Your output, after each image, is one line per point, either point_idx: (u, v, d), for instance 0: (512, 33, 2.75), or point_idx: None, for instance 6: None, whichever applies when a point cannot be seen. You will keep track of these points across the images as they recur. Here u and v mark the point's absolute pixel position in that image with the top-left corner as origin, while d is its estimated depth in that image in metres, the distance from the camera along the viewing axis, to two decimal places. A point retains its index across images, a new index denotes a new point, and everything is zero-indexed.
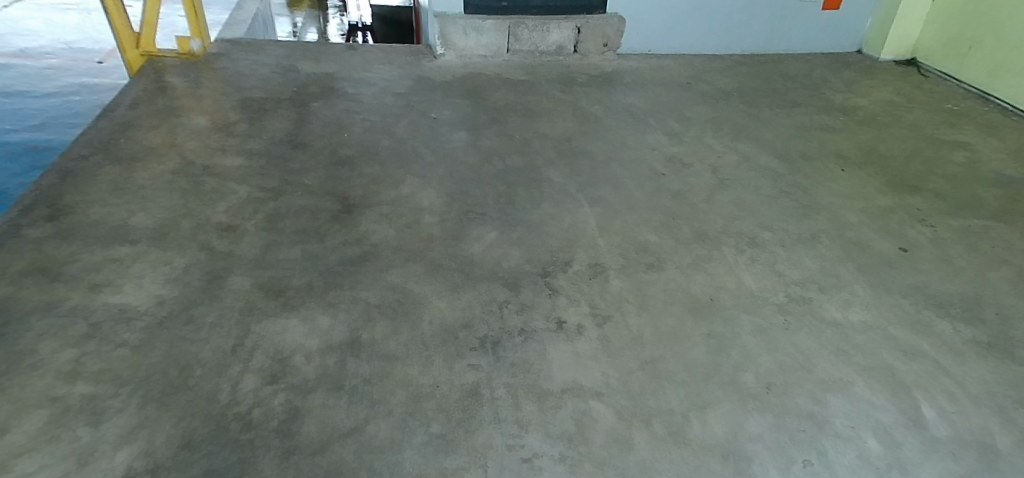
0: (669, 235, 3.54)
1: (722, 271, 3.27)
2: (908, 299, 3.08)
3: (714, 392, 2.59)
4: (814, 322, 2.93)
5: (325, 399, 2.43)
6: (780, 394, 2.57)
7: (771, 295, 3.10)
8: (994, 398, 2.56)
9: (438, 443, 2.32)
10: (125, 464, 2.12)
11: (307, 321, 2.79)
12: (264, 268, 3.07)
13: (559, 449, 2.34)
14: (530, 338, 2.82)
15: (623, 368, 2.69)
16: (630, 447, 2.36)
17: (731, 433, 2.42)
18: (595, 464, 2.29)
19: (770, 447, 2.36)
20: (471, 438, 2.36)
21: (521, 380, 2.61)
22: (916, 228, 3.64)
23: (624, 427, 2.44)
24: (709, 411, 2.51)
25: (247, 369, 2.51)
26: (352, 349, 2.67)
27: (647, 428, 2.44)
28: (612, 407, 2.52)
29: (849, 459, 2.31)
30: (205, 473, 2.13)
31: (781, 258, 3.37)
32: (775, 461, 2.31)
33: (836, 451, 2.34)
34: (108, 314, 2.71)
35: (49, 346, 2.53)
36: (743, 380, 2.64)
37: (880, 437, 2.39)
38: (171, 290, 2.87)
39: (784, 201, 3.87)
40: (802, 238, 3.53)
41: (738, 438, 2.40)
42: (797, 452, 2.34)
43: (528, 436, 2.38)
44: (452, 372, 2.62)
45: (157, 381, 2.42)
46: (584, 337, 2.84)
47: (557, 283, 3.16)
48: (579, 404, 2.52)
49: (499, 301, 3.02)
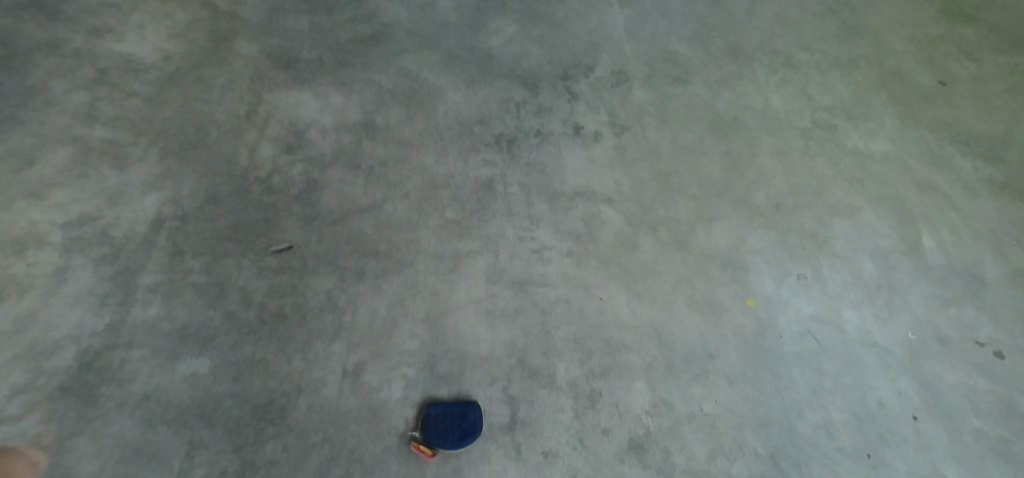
0: (699, 47, 3.16)
1: (751, 90, 3.01)
2: (934, 133, 2.88)
3: (722, 207, 2.59)
4: (835, 149, 2.80)
5: (343, 177, 2.43)
6: (788, 214, 2.57)
7: (796, 120, 2.91)
8: (994, 233, 2.52)
9: (452, 228, 2.39)
10: (155, 209, 2.22)
11: (320, 97, 2.64)
12: (271, 38, 2.78)
13: (568, 244, 2.43)
14: (546, 140, 2.73)
15: (636, 179, 2.66)
16: (635, 249, 2.46)
17: (733, 245, 2.49)
18: (601, 261, 2.41)
19: (770, 260, 2.44)
20: (484, 227, 2.42)
21: (535, 179, 2.60)
22: (963, 60, 3.20)
23: (631, 232, 2.51)
24: (716, 224, 2.54)
25: (263, 137, 2.46)
26: (367, 130, 2.59)
27: (653, 234, 2.51)
28: (622, 212, 2.55)
29: (840, 277, 2.39)
30: (232, 226, 2.23)
31: (814, 82, 3.08)
32: (771, 273, 2.41)
33: (831, 269, 2.41)
34: (114, 61, 2.56)
35: (62, 86, 2.45)
36: (753, 198, 2.62)
37: (875, 260, 2.43)
38: (176, 46, 2.65)
39: (828, 20, 3.34)
40: (838, 63, 3.16)
41: (738, 250, 2.47)
42: (793, 266, 2.42)
43: (539, 230, 2.45)
44: (467, 166, 2.59)
45: (175, 136, 2.40)
46: (601, 145, 2.74)
47: (578, 88, 2.92)
48: (589, 208, 2.55)
49: (517, 101, 2.83)
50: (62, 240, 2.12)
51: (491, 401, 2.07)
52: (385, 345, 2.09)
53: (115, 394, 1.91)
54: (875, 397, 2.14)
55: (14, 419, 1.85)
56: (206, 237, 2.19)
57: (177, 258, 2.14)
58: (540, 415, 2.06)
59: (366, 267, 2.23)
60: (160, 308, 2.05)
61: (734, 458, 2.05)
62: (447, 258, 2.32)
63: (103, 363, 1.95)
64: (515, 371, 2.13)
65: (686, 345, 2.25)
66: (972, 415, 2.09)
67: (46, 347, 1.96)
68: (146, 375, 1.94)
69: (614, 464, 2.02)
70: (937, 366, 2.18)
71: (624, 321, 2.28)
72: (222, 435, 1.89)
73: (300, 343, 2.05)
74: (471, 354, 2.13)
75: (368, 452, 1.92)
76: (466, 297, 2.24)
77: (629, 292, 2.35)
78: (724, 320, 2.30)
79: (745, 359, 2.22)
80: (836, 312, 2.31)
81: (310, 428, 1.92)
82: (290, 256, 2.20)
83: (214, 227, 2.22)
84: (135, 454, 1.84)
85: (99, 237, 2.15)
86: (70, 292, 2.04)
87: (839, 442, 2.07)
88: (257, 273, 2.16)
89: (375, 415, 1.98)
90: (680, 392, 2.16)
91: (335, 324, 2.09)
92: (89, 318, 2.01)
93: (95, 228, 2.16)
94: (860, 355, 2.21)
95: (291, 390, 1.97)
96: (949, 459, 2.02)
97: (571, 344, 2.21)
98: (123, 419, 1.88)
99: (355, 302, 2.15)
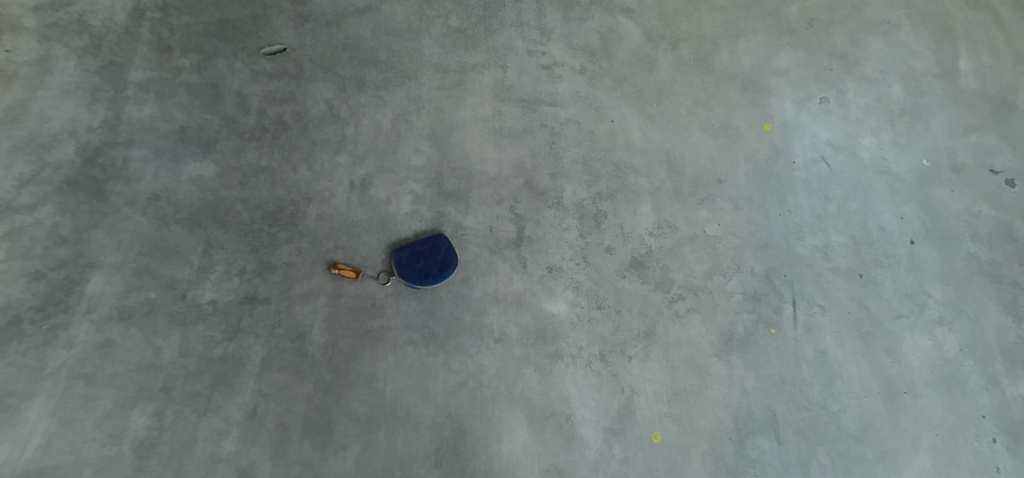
0: None
1: None
2: None
3: (750, 22, 2.37)
4: None
5: None
6: (820, 32, 2.36)
7: None
8: None
9: (457, 38, 2.20)
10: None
11: None
12: None
13: (581, 61, 2.24)
14: None
15: None
16: (653, 68, 2.27)
17: (757, 65, 2.30)
18: (615, 80, 2.23)
19: (794, 81, 2.28)
20: (491, 39, 2.22)
21: None
22: None
23: (650, 49, 2.30)
24: (742, 41, 2.33)
25: None
26: None
27: (673, 52, 2.30)
28: (641, 27, 2.33)
29: (866, 101, 2.26)
30: (219, 22, 2.09)
31: None
32: (794, 95, 2.26)
33: (856, 93, 2.27)
34: None
35: None
36: (785, 13, 2.38)
37: (906, 83, 2.28)
38: None
39: None
40: None
41: (763, 71, 2.29)
42: (818, 89, 2.27)
43: (551, 45, 2.25)
44: None
45: None
46: None
47: None
48: (606, 20, 2.32)
49: None
50: (37, 26, 1.99)
51: (498, 219, 2.00)
52: (391, 159, 2.01)
53: (125, 191, 1.87)
54: (877, 223, 2.10)
55: (28, 208, 1.81)
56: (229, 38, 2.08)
57: (165, 55, 2.02)
58: (546, 233, 2.00)
59: (367, 78, 2.09)
60: (154, 107, 1.96)
61: (731, 275, 2.02)
62: (453, 72, 2.15)
63: (107, 160, 1.89)
64: (523, 191, 2.04)
65: (696, 169, 2.14)
66: (968, 240, 2.08)
67: (45, 140, 1.88)
68: (153, 174, 1.89)
69: (615, 279, 1.98)
70: (945, 194, 2.14)
71: (635, 144, 2.15)
72: (237, 237, 1.87)
73: (304, 153, 1.98)
74: (478, 173, 2.04)
75: (378, 262, 1.90)
76: (473, 113, 2.11)
77: (643, 114, 2.20)
78: (739, 144, 2.18)
79: (755, 184, 2.13)
80: (854, 138, 2.21)
81: (322, 235, 1.90)
82: (285, 60, 2.08)
83: (199, 21, 2.09)
84: (154, 248, 1.83)
85: (77, 26, 2.01)
86: (56, 84, 1.94)
87: (834, 263, 2.05)
88: (251, 76, 2.04)
89: (385, 227, 1.94)
90: (685, 215, 2.08)
91: (338, 135, 2.01)
92: (81, 113, 1.92)
93: (70, 15, 2.02)
94: (870, 183, 2.15)
95: (300, 198, 1.93)
96: (938, 281, 2.04)
97: (579, 165, 2.10)
98: (138, 216, 1.85)
99: (358, 113, 2.05)
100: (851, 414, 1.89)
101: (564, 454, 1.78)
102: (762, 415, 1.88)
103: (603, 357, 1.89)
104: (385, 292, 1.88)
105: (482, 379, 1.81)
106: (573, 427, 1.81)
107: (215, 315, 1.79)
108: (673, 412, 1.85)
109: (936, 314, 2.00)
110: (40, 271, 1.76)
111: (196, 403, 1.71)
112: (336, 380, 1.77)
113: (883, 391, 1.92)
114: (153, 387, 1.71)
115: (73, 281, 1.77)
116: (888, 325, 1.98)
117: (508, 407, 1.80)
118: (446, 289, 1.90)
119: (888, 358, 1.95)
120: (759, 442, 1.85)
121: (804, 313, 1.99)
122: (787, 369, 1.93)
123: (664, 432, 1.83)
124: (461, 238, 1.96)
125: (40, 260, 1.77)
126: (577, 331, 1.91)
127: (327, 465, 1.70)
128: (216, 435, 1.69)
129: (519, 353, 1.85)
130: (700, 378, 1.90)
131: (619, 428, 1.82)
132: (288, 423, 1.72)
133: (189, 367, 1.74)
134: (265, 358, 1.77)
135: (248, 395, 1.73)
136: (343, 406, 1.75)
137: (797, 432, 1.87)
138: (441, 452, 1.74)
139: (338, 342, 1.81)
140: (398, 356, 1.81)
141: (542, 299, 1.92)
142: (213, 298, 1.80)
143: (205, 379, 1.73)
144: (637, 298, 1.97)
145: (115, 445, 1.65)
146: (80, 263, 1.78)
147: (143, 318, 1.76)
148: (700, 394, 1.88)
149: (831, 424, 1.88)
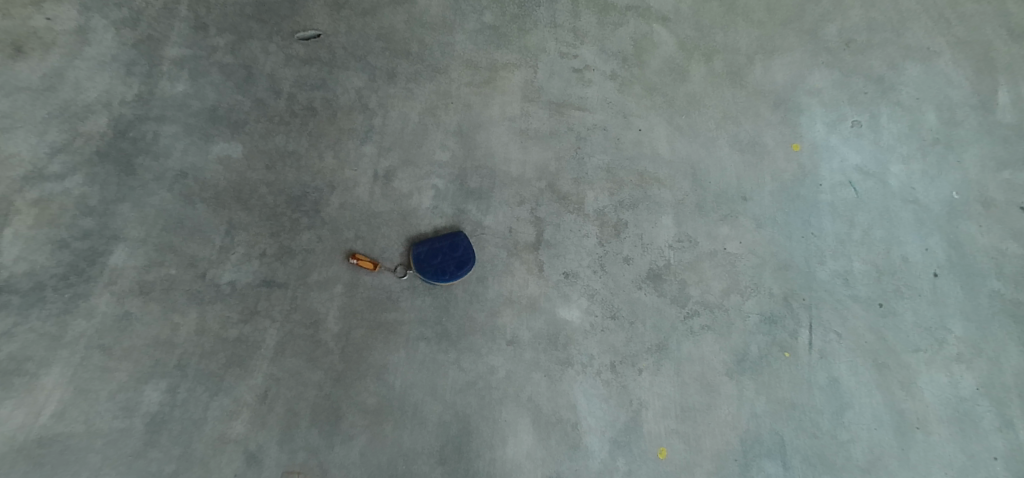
0: None
1: None
2: None
3: (786, 38, 2.33)
4: None
5: None
6: (857, 54, 2.31)
7: None
8: None
9: (489, 35, 2.19)
10: None
11: None
12: None
13: (612, 66, 2.22)
14: None
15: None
16: (684, 79, 2.24)
17: (790, 83, 2.26)
18: (646, 88, 2.21)
19: (826, 102, 2.24)
20: (523, 38, 2.21)
21: None
22: None
23: (683, 59, 2.27)
24: (776, 58, 2.30)
25: None
26: None
27: (706, 64, 2.27)
28: (676, 36, 2.30)
29: (899, 127, 2.21)
30: (256, 3, 2.10)
31: None
32: (825, 116, 2.22)
33: (889, 118, 2.22)
34: None
35: None
36: (823, 32, 2.34)
37: (941, 112, 2.23)
38: None
39: None
40: None
41: (796, 89, 2.25)
42: (850, 112, 2.23)
43: (583, 48, 2.23)
44: None
45: None
46: None
47: None
48: (641, 26, 2.30)
49: None
50: None
51: (519, 221, 1.99)
52: (415, 152, 2.01)
53: (154, 167, 1.89)
54: (901, 253, 2.07)
55: (58, 176, 1.83)
56: (264, 18, 2.09)
57: (200, 33, 2.03)
58: (565, 239, 1.99)
59: (398, 69, 2.09)
60: (187, 85, 1.97)
61: (748, 295, 2.00)
62: (483, 69, 2.14)
63: (137, 134, 1.91)
64: (545, 194, 2.03)
65: (721, 184, 2.11)
66: (993, 277, 2.04)
67: (79, 110, 1.90)
68: (182, 150, 1.91)
69: (631, 290, 1.97)
70: (972, 228, 2.09)
71: (662, 155, 2.13)
72: (260, 219, 1.88)
73: (331, 140, 1.98)
74: (501, 173, 2.03)
75: (395, 255, 1.90)
76: (500, 112, 2.10)
77: (672, 125, 2.17)
78: (767, 162, 2.15)
79: (780, 204, 2.10)
80: (884, 165, 2.17)
81: (343, 225, 1.91)
82: (318, 46, 2.08)
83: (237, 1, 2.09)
84: (179, 225, 1.84)
85: None
86: (93, 55, 1.95)
87: (854, 290, 2.02)
88: (284, 60, 2.05)
89: (405, 221, 1.94)
90: (706, 230, 2.06)
91: (365, 125, 2.01)
92: (116, 85, 1.94)
93: None
94: (896, 212, 2.11)
95: (324, 185, 1.93)
96: (959, 317, 2.00)
97: (603, 172, 2.08)
98: (164, 192, 1.87)
99: (386, 104, 2.05)
100: (859, 445, 1.87)
101: (568, 462, 1.78)
102: (770, 439, 1.86)
103: (613, 367, 1.88)
104: (401, 285, 1.88)
105: (491, 380, 1.81)
106: (579, 435, 1.80)
107: (233, 296, 1.80)
108: (681, 430, 1.84)
109: (955, 351, 1.96)
110: (66, 241, 1.78)
111: (209, 382, 1.73)
112: (346, 370, 1.78)
113: (895, 425, 1.89)
114: (168, 363, 1.73)
115: (98, 252, 1.79)
116: (905, 358, 1.95)
117: (515, 411, 1.79)
118: (461, 287, 1.89)
119: (903, 391, 1.92)
120: (765, 465, 1.83)
121: (820, 339, 1.96)
122: (798, 394, 1.90)
123: (669, 449, 1.82)
124: (480, 237, 1.95)
125: (67, 229, 1.79)
126: (590, 340, 1.89)
127: (333, 454, 1.71)
128: (226, 416, 1.70)
129: (530, 357, 1.85)
130: (710, 397, 1.88)
131: (625, 441, 1.81)
132: (297, 410, 1.73)
133: (204, 346, 1.75)
134: (279, 343, 1.78)
135: (259, 378, 1.75)
136: (352, 396, 1.76)
137: (804, 459, 1.85)
138: (446, 450, 1.74)
139: (351, 333, 1.81)
140: (410, 350, 1.81)
141: (556, 304, 1.91)
142: (232, 279, 1.82)
143: (219, 360, 1.75)
144: (652, 311, 1.95)
145: (127, 418, 1.67)
146: (105, 235, 1.80)
147: (162, 294, 1.78)
148: (709, 413, 1.86)
149: (839, 454, 1.86)
